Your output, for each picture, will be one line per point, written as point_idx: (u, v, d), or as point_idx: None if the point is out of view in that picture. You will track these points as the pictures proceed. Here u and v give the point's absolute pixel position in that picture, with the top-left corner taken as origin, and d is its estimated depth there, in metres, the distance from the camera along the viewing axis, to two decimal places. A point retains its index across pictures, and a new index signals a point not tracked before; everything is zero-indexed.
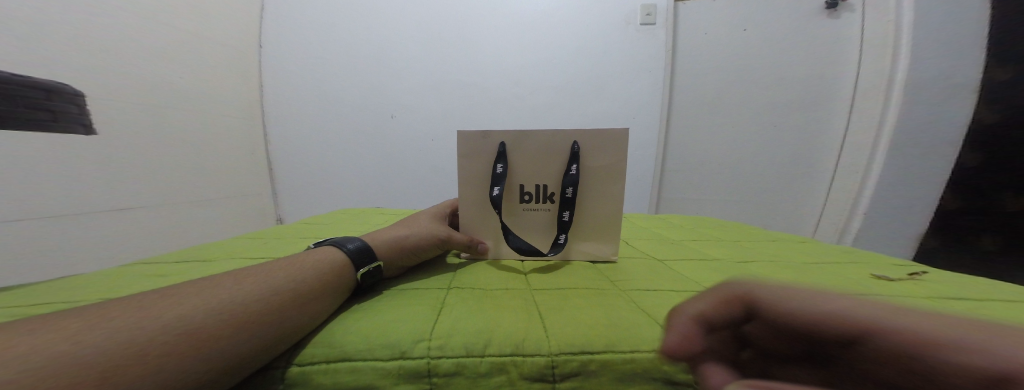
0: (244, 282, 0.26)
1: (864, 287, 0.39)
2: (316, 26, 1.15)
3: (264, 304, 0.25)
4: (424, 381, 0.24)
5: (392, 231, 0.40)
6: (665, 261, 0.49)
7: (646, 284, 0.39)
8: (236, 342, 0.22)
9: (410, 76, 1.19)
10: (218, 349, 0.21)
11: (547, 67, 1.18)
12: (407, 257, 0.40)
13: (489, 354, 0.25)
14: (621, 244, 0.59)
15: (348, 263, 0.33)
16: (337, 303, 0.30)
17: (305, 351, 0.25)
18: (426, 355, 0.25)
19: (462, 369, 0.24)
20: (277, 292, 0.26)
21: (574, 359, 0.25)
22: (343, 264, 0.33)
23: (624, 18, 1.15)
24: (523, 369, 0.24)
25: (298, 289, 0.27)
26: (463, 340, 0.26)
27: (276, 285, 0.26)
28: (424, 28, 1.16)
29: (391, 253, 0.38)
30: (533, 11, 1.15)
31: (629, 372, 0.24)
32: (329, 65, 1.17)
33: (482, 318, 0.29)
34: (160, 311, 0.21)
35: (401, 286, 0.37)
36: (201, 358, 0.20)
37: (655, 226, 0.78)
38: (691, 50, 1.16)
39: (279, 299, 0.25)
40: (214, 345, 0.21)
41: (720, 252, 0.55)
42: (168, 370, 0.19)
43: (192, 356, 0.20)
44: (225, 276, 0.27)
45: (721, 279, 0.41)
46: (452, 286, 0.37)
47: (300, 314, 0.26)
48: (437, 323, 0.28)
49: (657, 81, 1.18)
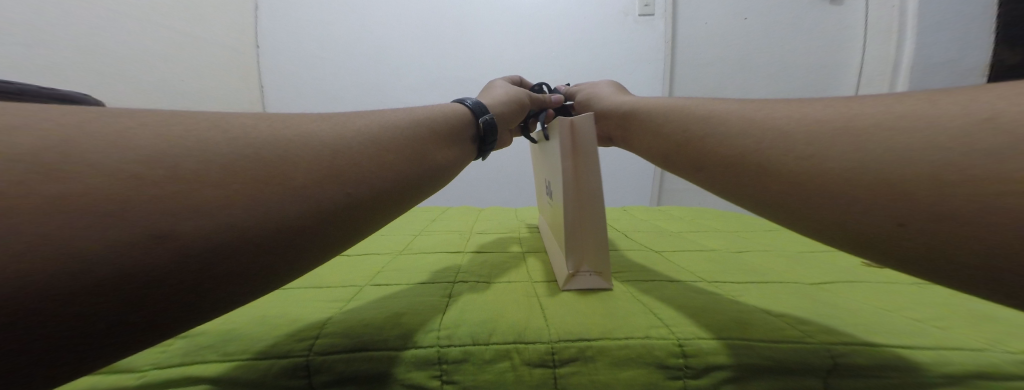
0: (318, 130, 0.22)
1: (853, 274, 0.42)
2: (314, 25, 1.16)
3: (340, 150, 0.22)
4: (434, 368, 0.26)
5: (461, 133, 0.37)
6: (663, 252, 0.51)
7: (644, 274, 0.41)
8: (316, 189, 0.19)
9: (410, 74, 1.21)
10: (295, 189, 0.18)
11: (547, 61, 1.18)
12: (462, 155, 0.36)
13: (493, 342, 0.27)
14: (620, 236, 0.60)
15: (415, 137, 0.28)
16: (411, 175, 0.26)
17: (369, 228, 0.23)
18: (435, 344, 0.27)
19: (469, 356, 0.26)
20: (345, 147, 0.22)
21: (572, 345, 0.26)
22: (407, 135, 0.28)
23: (622, 9, 1.14)
24: (525, 355, 0.26)
25: (375, 145, 0.24)
26: (468, 330, 0.28)
27: (347, 137, 0.23)
28: (421, 25, 1.17)
29: (455, 142, 0.35)
30: (529, 4, 1.14)
31: (622, 357, 0.26)
32: (330, 64, 1.19)
33: (487, 311, 0.31)
34: (221, 154, 0.17)
35: (411, 281, 0.39)
36: (285, 207, 0.18)
37: (655, 218, 0.79)
38: (692, 39, 1.14)
39: (355, 150, 0.23)
40: (286, 183, 0.18)
41: (718, 242, 0.56)
42: (233, 228, 0.16)
43: (274, 203, 0.17)
44: (306, 122, 0.23)
45: (714, 269, 0.43)
46: (458, 279, 0.39)
47: (373, 171, 0.23)
48: (445, 315, 0.30)
49: (656, 73, 1.17)
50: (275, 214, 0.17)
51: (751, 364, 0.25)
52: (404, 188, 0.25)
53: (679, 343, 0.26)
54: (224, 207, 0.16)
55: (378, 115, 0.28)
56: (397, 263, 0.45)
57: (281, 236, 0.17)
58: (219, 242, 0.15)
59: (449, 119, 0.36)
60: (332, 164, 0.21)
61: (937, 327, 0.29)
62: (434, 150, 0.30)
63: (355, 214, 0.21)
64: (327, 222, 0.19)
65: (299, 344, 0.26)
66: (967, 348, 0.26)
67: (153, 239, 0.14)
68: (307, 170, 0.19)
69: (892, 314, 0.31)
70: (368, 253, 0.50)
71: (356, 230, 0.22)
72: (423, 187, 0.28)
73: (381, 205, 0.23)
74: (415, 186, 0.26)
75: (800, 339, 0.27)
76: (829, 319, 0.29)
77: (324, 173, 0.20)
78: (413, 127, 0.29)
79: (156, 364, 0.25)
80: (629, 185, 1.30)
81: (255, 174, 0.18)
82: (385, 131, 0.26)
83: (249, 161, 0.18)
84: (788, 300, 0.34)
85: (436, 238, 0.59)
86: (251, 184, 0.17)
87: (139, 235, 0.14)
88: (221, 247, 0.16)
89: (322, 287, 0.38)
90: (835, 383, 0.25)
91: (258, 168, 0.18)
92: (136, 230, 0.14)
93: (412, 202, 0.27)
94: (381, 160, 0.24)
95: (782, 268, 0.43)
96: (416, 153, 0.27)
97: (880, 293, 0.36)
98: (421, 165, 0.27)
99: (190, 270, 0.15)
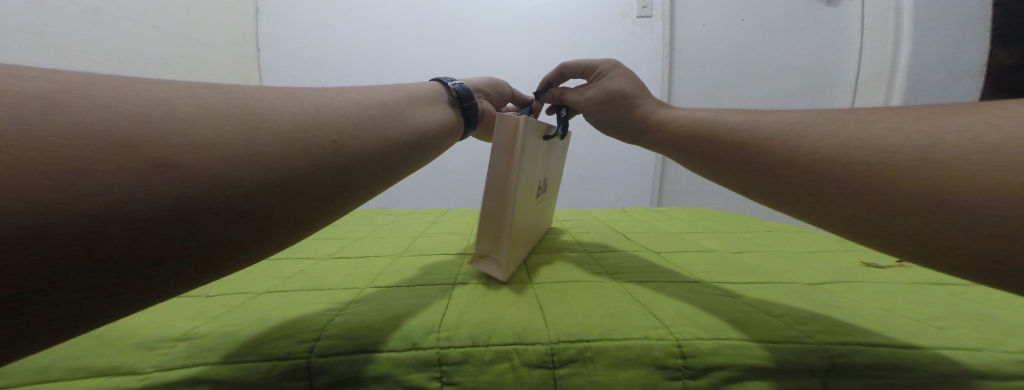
0: (300, 95, 0.25)
1: (852, 274, 0.42)
2: (314, 29, 1.17)
3: (322, 109, 0.25)
4: (435, 370, 0.26)
5: (440, 109, 0.40)
6: (662, 253, 0.51)
7: (641, 275, 0.41)
8: (301, 136, 0.22)
9: (410, 76, 1.21)
10: (281, 134, 0.21)
11: (546, 63, 1.19)
12: (444, 130, 0.39)
13: (493, 343, 0.27)
14: (620, 237, 0.61)
15: (390, 105, 0.31)
16: (392, 136, 0.29)
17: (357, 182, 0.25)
18: (434, 345, 0.27)
19: (469, 357, 0.26)
20: (325, 106, 0.25)
21: (571, 346, 0.26)
22: (384, 104, 0.31)
23: (620, 11, 1.14)
24: (525, 357, 0.26)
25: (355, 107, 0.28)
26: (468, 331, 0.28)
27: (326, 100, 0.26)
28: (421, 28, 1.18)
29: (437, 118, 0.38)
30: (528, 7, 1.15)
31: (621, 357, 0.26)
32: (329, 67, 1.20)
33: (486, 312, 0.31)
34: (214, 104, 0.20)
35: (410, 282, 0.39)
36: (276, 146, 0.20)
37: (655, 219, 0.80)
38: (690, 40, 1.15)
39: (335, 110, 0.26)
40: (274, 127, 0.21)
41: (717, 243, 0.57)
42: (228, 161, 0.18)
43: (266, 143, 0.20)
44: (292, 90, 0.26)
45: (712, 269, 0.43)
46: (458, 282, 0.39)
47: (354, 127, 0.26)
48: (445, 317, 0.30)
49: (654, 74, 1.17)
50: (262, 172, 0.19)
51: (748, 365, 0.25)
52: (385, 143, 0.28)
53: (678, 343, 0.26)
54: (217, 147, 0.18)
55: (351, 93, 0.30)
56: (397, 265, 0.46)
57: (267, 196, 0.19)
58: (215, 170, 0.17)
59: (426, 93, 0.39)
60: (316, 118, 0.24)
61: (936, 326, 0.29)
62: (407, 130, 0.31)
63: (340, 159, 0.24)
64: (305, 188, 0.21)
65: (299, 346, 0.27)
66: (966, 348, 0.26)
67: (155, 167, 0.16)
68: (291, 119, 0.22)
69: (890, 314, 0.31)
70: (368, 255, 0.50)
71: (332, 199, 0.23)
72: (396, 169, 0.30)
73: (364, 156, 0.25)
74: (397, 147, 0.29)
75: (797, 339, 0.27)
76: (827, 320, 0.29)
77: (299, 139, 0.22)
78: (384, 107, 0.30)
79: (158, 367, 0.25)
80: (628, 186, 1.30)
81: (237, 140, 0.19)
82: (355, 100, 0.29)
83: (235, 131, 0.19)
84: (785, 300, 0.34)
85: (437, 239, 0.59)
86: (240, 127, 0.20)
87: (134, 166, 0.15)
88: (216, 181, 0.17)
89: (322, 289, 0.38)
90: (834, 383, 0.25)
91: (239, 121, 0.20)
92: (141, 158, 0.15)
93: (396, 165, 0.30)
94: (353, 133, 0.25)
95: (781, 268, 0.43)
96: (395, 117, 0.31)
97: (880, 292, 0.36)
98: (401, 129, 0.30)
99: (183, 208, 0.16)
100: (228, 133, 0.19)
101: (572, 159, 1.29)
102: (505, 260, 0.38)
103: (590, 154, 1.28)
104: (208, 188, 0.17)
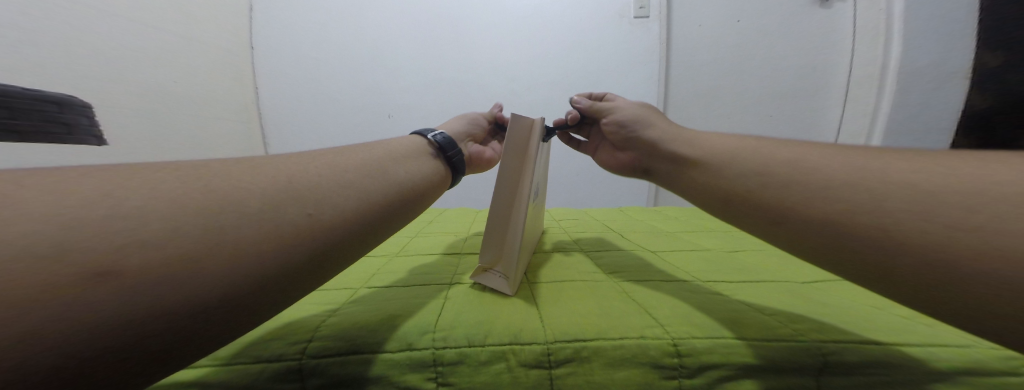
0: (276, 164, 0.24)
1: None
2: (309, 26, 1.16)
3: (300, 178, 0.24)
4: (430, 370, 0.26)
5: (427, 160, 0.39)
6: (658, 252, 0.52)
7: (639, 275, 0.41)
8: (277, 216, 0.21)
9: (406, 75, 1.20)
10: (251, 215, 0.20)
11: (543, 63, 1.18)
12: (432, 177, 0.37)
13: (489, 343, 0.27)
14: (616, 236, 0.61)
15: (372, 161, 0.30)
16: (379, 197, 0.27)
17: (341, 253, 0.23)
18: (430, 345, 0.26)
19: (465, 357, 0.26)
20: (303, 174, 0.24)
21: (568, 346, 0.26)
22: (365, 162, 0.30)
23: (617, 11, 1.15)
24: (521, 357, 0.26)
25: (337, 171, 0.26)
26: (464, 332, 0.28)
27: (306, 167, 0.25)
28: (418, 26, 1.17)
29: (424, 170, 0.36)
30: (525, 5, 1.15)
31: (618, 357, 0.26)
32: (325, 65, 1.19)
33: (482, 312, 0.31)
34: (170, 192, 0.18)
35: (407, 282, 0.39)
36: (246, 232, 0.19)
37: (651, 219, 0.80)
38: (686, 41, 1.15)
39: (314, 176, 0.24)
40: (241, 210, 0.20)
41: (712, 242, 0.57)
42: (188, 258, 0.17)
43: (233, 231, 0.19)
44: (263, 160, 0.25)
45: (708, 268, 0.43)
46: (455, 281, 0.39)
47: (337, 192, 0.24)
48: (441, 317, 0.30)
49: (652, 74, 1.17)
50: (221, 267, 0.17)
51: (744, 363, 0.25)
52: (371, 208, 0.26)
53: (674, 343, 0.26)
54: (173, 241, 0.17)
55: (328, 157, 0.28)
56: (392, 265, 0.45)
57: (229, 291, 0.18)
58: (172, 273, 0.16)
59: (410, 145, 0.38)
60: (292, 190, 0.22)
61: (926, 324, 0.29)
62: (393, 187, 0.29)
63: (318, 234, 0.22)
64: (277, 275, 0.20)
65: (292, 347, 0.26)
66: (955, 345, 0.26)
67: (96, 278, 0.15)
68: (261, 195, 0.21)
69: (882, 312, 0.32)
70: (364, 256, 0.50)
71: (308, 275, 0.22)
72: (383, 229, 0.28)
73: (348, 225, 0.24)
74: (384, 210, 0.28)
75: (791, 337, 0.27)
76: (819, 318, 0.30)
77: (268, 218, 0.20)
78: (365, 168, 0.29)
79: None
80: (625, 186, 1.31)
81: (184, 220, 0.18)
82: (338, 163, 0.27)
83: (181, 210, 0.18)
84: (779, 298, 0.34)
85: (433, 240, 0.59)
86: (202, 213, 0.18)
87: (76, 282, 0.14)
88: (173, 283, 0.16)
89: (316, 290, 0.37)
90: (827, 381, 0.25)
91: (200, 207, 0.18)
92: (83, 271, 0.15)
93: (385, 226, 0.28)
94: (333, 202, 0.24)
95: (775, 267, 0.44)
96: (382, 177, 0.29)
97: (871, 291, 0.37)
98: (387, 185, 0.29)
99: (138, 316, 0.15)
100: (180, 214, 0.18)
101: (569, 159, 1.29)
102: (513, 272, 0.35)
103: (587, 153, 1.28)
104: (162, 293, 0.16)
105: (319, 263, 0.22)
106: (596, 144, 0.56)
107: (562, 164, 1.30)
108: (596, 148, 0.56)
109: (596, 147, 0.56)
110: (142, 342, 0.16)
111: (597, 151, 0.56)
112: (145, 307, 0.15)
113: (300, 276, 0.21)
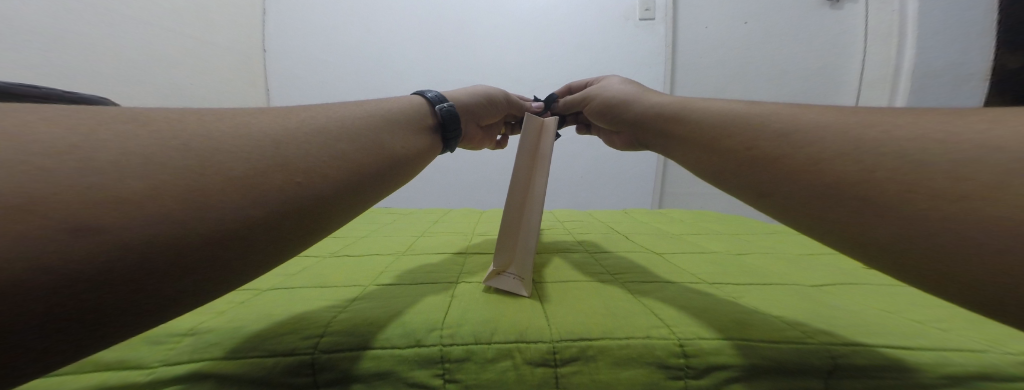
0: (257, 122, 0.23)
1: (855, 276, 0.42)
2: (318, 30, 1.18)
3: (290, 141, 0.22)
4: (436, 367, 0.26)
5: (422, 131, 0.37)
6: (664, 254, 0.51)
7: (644, 276, 0.41)
8: (263, 178, 0.19)
9: (413, 77, 1.22)
10: (236, 179, 0.18)
11: (549, 66, 1.19)
12: (423, 149, 0.36)
13: (495, 341, 0.27)
14: (622, 238, 0.61)
15: (364, 127, 0.28)
16: (368, 164, 0.26)
17: (328, 223, 0.23)
18: (438, 342, 0.27)
19: (471, 355, 0.26)
20: (290, 137, 0.23)
21: (574, 344, 0.26)
22: (354, 125, 0.28)
23: (622, 14, 1.15)
24: (526, 355, 0.26)
25: (324, 134, 0.25)
26: (472, 328, 0.28)
27: (295, 130, 0.24)
28: (425, 29, 1.18)
29: (417, 141, 0.35)
30: (531, 9, 1.16)
31: (624, 357, 0.26)
32: (333, 68, 1.21)
33: (490, 310, 0.31)
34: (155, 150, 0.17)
35: (414, 280, 0.39)
36: (237, 196, 0.18)
37: (657, 221, 0.80)
38: (692, 43, 1.15)
39: (302, 140, 0.23)
40: (226, 170, 0.18)
41: (718, 244, 0.57)
42: (171, 216, 0.16)
43: (218, 191, 0.18)
44: (247, 117, 0.23)
45: (715, 271, 0.43)
46: (461, 280, 0.39)
47: (322, 156, 0.23)
48: (448, 314, 0.30)
49: (658, 76, 1.17)
50: (208, 226, 0.17)
51: (754, 365, 0.25)
52: (359, 177, 0.25)
53: (680, 343, 0.26)
54: (157, 201, 0.16)
55: (316, 119, 0.26)
56: (400, 264, 0.46)
57: (216, 253, 0.17)
58: (155, 233, 0.15)
59: (405, 109, 0.37)
60: (276, 152, 0.21)
61: (938, 327, 0.29)
62: (386, 155, 0.29)
63: (308, 202, 0.21)
64: (269, 239, 0.19)
65: (304, 342, 0.27)
66: (970, 350, 0.26)
67: (73, 233, 0.14)
68: (247, 158, 0.20)
69: (892, 315, 0.31)
70: (371, 254, 0.51)
71: (295, 243, 0.21)
72: (371, 195, 0.27)
73: (335, 190, 0.23)
74: (372, 174, 0.27)
75: (800, 340, 0.27)
76: (827, 322, 0.29)
77: (254, 184, 0.19)
78: (359, 139, 0.27)
79: (165, 361, 0.25)
80: (630, 189, 1.30)
81: (177, 180, 0.17)
82: (328, 124, 0.26)
83: (173, 173, 0.17)
84: (786, 301, 0.34)
85: (438, 239, 0.59)
86: (184, 173, 0.17)
87: (52, 235, 0.13)
88: (157, 241, 0.15)
89: (326, 287, 0.38)
90: (836, 384, 0.25)
91: (184, 167, 0.17)
92: (59, 222, 0.14)
93: (372, 194, 0.27)
94: (322, 172, 0.23)
95: (783, 270, 0.43)
96: (375, 147, 0.28)
97: (882, 294, 0.36)
98: (378, 152, 0.28)
99: (117, 273, 0.15)
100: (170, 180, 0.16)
101: (574, 160, 1.29)
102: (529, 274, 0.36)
103: (593, 155, 1.28)
104: (140, 249, 0.15)
105: (301, 229, 0.21)
106: (615, 140, 0.55)
107: (567, 166, 1.30)
108: (615, 142, 0.55)
109: (615, 141, 0.55)
110: (122, 299, 0.15)
111: (620, 144, 0.54)
112: (135, 264, 0.15)
113: (285, 239, 0.20)
